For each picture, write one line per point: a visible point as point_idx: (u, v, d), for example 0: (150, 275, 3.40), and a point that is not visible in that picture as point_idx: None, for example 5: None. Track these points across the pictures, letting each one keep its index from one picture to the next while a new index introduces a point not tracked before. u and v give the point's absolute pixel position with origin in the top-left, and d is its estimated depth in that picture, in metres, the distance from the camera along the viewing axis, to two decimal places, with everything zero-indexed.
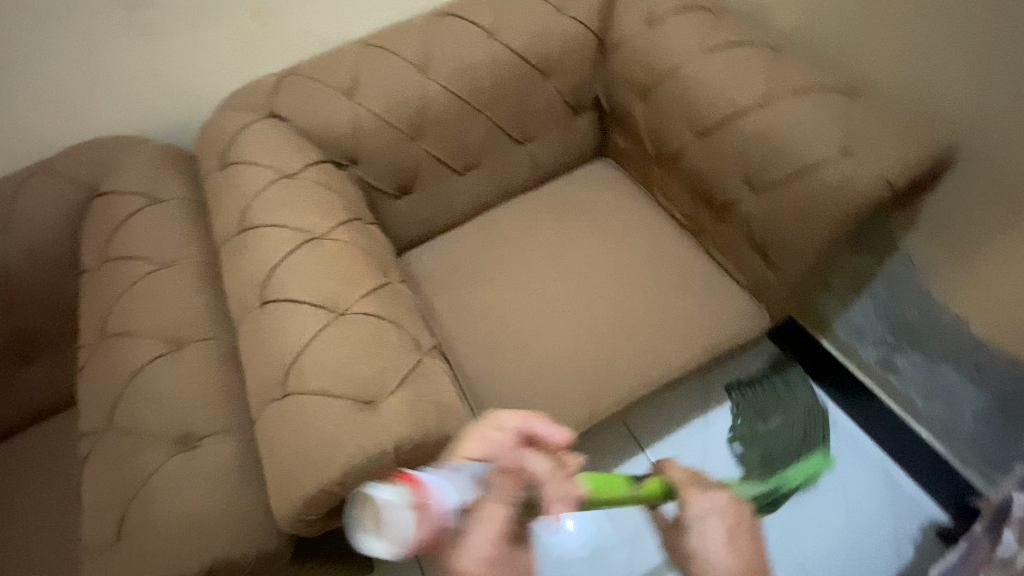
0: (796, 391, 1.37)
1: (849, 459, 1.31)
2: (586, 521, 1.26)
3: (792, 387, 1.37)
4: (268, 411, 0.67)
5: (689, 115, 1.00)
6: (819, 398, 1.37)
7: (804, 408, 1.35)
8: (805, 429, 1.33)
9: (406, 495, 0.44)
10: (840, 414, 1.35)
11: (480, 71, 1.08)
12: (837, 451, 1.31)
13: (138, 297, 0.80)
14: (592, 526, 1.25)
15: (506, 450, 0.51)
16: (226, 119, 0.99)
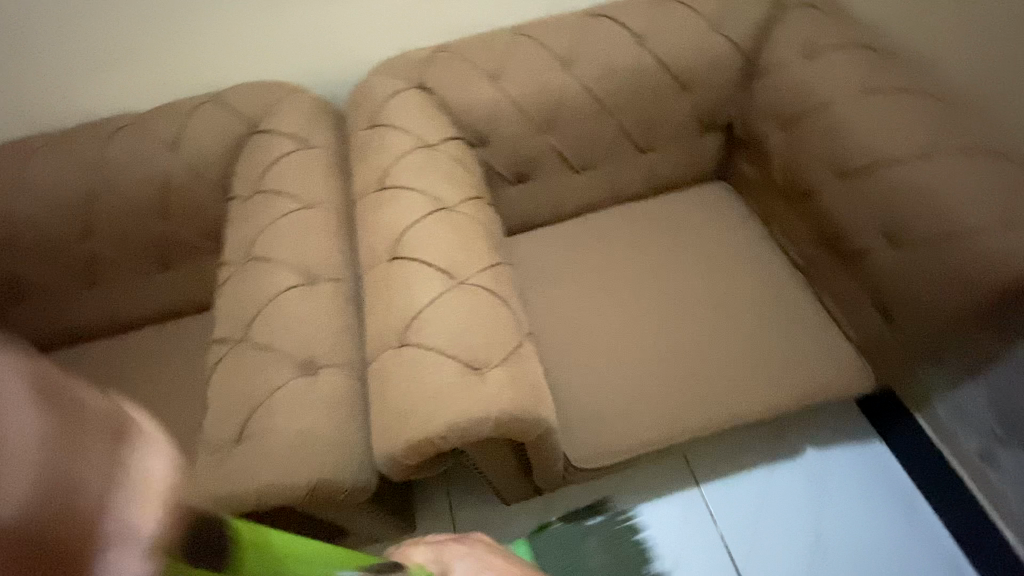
0: (873, 467, 1.30)
1: (918, 545, 1.21)
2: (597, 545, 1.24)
3: (868, 462, 1.31)
4: (385, 356, 0.72)
5: (834, 153, 0.96)
6: (898, 475, 1.29)
7: (878, 488, 1.28)
8: (876, 511, 1.26)
9: None
10: (921, 501, 1.26)
11: (621, 75, 1.09)
12: (906, 534, 1.22)
13: (282, 230, 0.87)
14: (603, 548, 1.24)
15: None
16: (379, 82, 1.06)
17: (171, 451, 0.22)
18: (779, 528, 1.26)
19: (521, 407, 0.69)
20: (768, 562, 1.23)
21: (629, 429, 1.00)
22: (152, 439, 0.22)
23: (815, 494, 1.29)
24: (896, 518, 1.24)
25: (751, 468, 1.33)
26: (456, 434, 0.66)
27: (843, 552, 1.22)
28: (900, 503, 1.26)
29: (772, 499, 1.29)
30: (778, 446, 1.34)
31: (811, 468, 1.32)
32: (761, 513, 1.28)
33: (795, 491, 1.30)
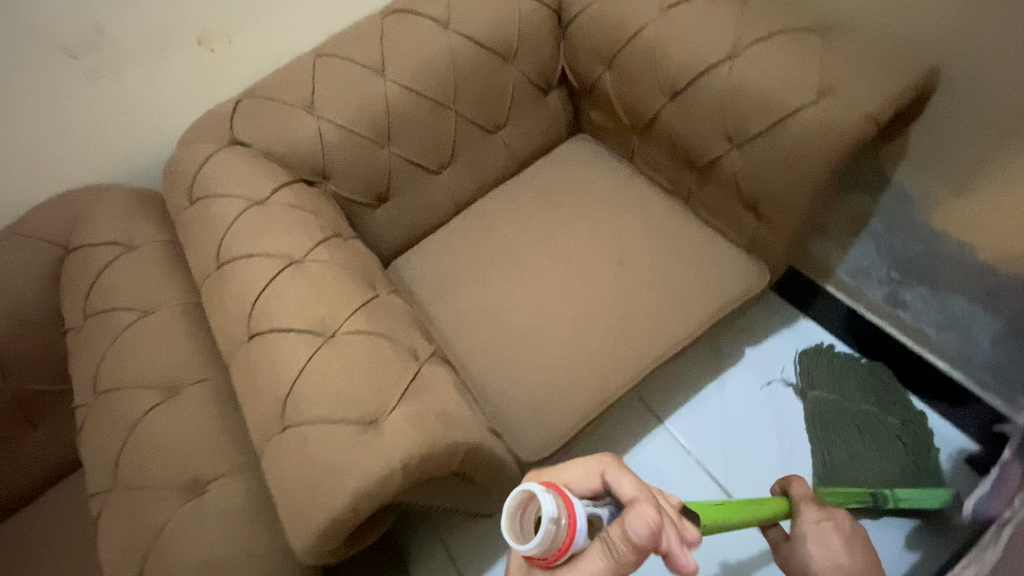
0: (860, 373, 1.27)
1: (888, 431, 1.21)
2: None
3: (852, 368, 1.29)
4: (271, 444, 0.66)
5: (660, 78, 0.97)
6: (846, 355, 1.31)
7: (865, 392, 1.26)
8: (867, 416, 1.23)
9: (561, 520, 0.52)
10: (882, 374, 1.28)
11: (438, 65, 1.04)
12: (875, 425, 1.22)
13: (127, 348, 0.78)
14: None
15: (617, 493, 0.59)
16: (189, 153, 0.97)
17: (631, 478, 0.60)
18: (748, 438, 1.31)
19: (431, 441, 0.65)
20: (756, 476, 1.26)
21: (569, 406, 0.98)
22: (624, 474, 0.60)
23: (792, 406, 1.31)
24: (890, 421, 1.22)
25: (704, 388, 1.38)
26: (370, 499, 0.61)
27: (844, 466, 1.20)
28: (891, 404, 1.23)
29: (748, 418, 1.32)
30: (721, 359, 1.39)
31: (764, 372, 1.36)
32: (733, 429, 1.32)
33: (767, 404, 1.33)
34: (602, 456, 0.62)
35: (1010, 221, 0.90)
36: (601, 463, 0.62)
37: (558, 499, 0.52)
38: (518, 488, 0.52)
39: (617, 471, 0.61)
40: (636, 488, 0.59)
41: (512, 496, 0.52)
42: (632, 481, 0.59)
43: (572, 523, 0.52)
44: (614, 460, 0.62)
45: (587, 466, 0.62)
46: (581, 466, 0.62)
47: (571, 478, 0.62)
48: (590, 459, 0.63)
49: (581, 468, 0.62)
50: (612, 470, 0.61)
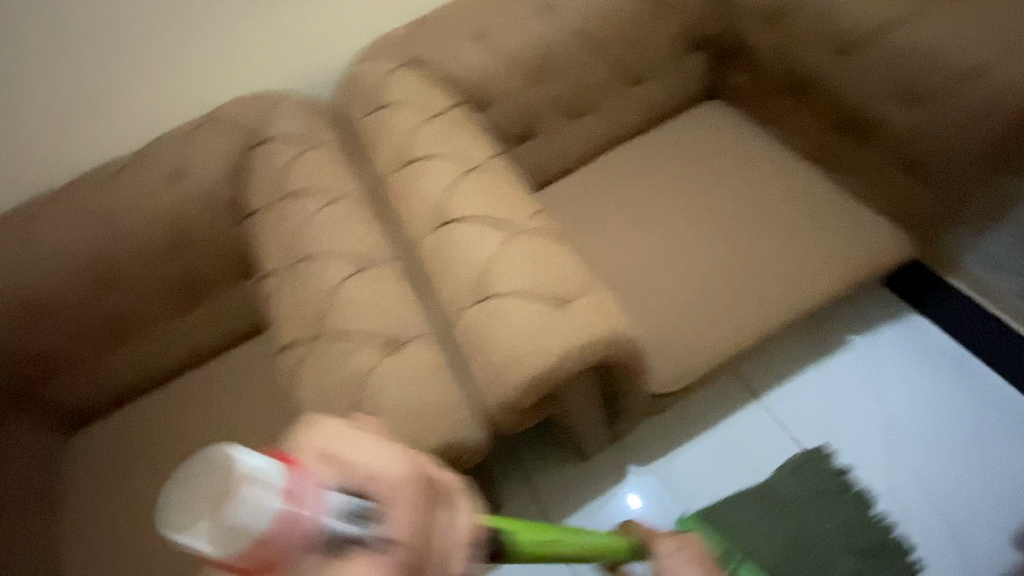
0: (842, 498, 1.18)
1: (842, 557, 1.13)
2: (649, 493, 1.26)
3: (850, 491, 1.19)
4: (469, 312, 0.72)
5: (828, 34, 0.98)
6: (909, 419, 1.26)
7: (849, 522, 1.16)
8: (829, 540, 1.14)
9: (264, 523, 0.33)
10: (1008, 388, 1.25)
11: (603, 8, 1.08)
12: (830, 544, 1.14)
13: (320, 227, 0.85)
14: (652, 498, 1.26)
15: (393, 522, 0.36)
16: (367, 68, 1.04)
17: (411, 532, 0.36)
18: (838, 434, 1.27)
19: (615, 327, 0.70)
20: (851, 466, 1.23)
21: (702, 345, 0.98)
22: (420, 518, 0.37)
23: (907, 419, 1.26)
24: (848, 558, 1.13)
25: (805, 369, 1.34)
26: (567, 365, 0.67)
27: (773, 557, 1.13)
28: (868, 548, 1.14)
29: (852, 414, 1.28)
30: (825, 343, 1.36)
31: (872, 369, 1.32)
32: (833, 419, 1.28)
33: (874, 407, 1.28)
34: (402, 471, 0.37)
35: None
36: (399, 480, 0.37)
37: (272, 502, 0.33)
38: (228, 461, 0.33)
39: (400, 500, 0.37)
40: (411, 550, 0.36)
41: (218, 462, 0.33)
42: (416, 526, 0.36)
43: (278, 541, 0.33)
44: (418, 482, 0.38)
45: (389, 465, 0.38)
46: (384, 463, 0.37)
47: (351, 459, 0.38)
48: (395, 455, 0.38)
49: (377, 461, 0.38)
50: (402, 499, 0.37)
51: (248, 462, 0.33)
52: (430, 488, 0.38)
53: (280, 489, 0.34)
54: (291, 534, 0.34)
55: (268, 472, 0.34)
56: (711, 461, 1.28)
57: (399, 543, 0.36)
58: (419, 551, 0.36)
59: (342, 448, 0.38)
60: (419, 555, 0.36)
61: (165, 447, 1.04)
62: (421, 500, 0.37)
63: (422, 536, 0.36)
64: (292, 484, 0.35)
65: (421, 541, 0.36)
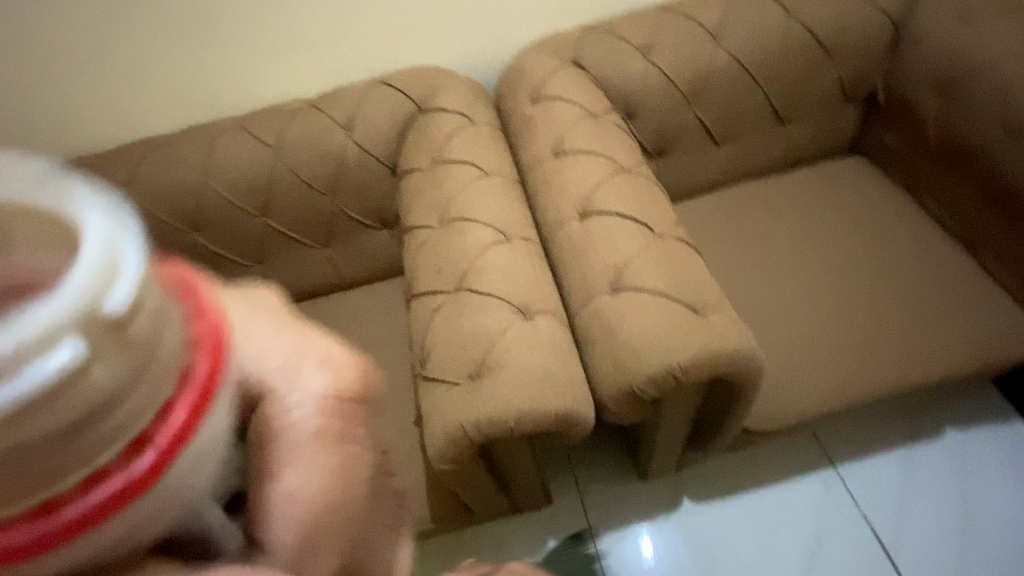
0: None
1: None
2: (675, 536, 1.24)
3: None
4: (601, 300, 0.76)
5: (1001, 110, 0.94)
6: (978, 536, 1.17)
7: None
8: None
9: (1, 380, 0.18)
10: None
11: (769, 46, 1.10)
12: None
13: (471, 194, 0.92)
14: (678, 542, 1.23)
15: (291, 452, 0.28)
16: (535, 61, 1.11)
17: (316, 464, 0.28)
18: (915, 527, 1.20)
19: (742, 347, 0.72)
20: (922, 567, 1.16)
21: (802, 392, 0.97)
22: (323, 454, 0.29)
23: (995, 530, 1.17)
24: None
25: (892, 450, 1.28)
26: (690, 369, 0.70)
27: None
28: None
29: (933, 508, 1.21)
30: (918, 428, 1.29)
31: (967, 470, 1.24)
32: (910, 509, 1.22)
33: (958, 507, 1.21)
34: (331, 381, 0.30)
35: None
36: (312, 402, 0.29)
37: (96, 375, 0.20)
38: (99, 226, 0.21)
39: (316, 445, 0.29)
40: (308, 494, 0.28)
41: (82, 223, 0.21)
42: (329, 483, 0.28)
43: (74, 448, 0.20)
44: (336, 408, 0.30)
45: (288, 359, 0.30)
46: (286, 357, 0.30)
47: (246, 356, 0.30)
48: (324, 360, 0.31)
49: (280, 358, 0.30)
50: (310, 440, 0.29)
51: (110, 285, 0.20)
52: (348, 429, 0.30)
53: (156, 367, 0.22)
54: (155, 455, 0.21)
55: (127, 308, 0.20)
56: (752, 522, 1.24)
57: (292, 502, 0.27)
58: (320, 529, 0.28)
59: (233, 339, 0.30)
60: (321, 533, 0.28)
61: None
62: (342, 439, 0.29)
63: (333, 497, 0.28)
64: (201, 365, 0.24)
65: (341, 519, 0.28)
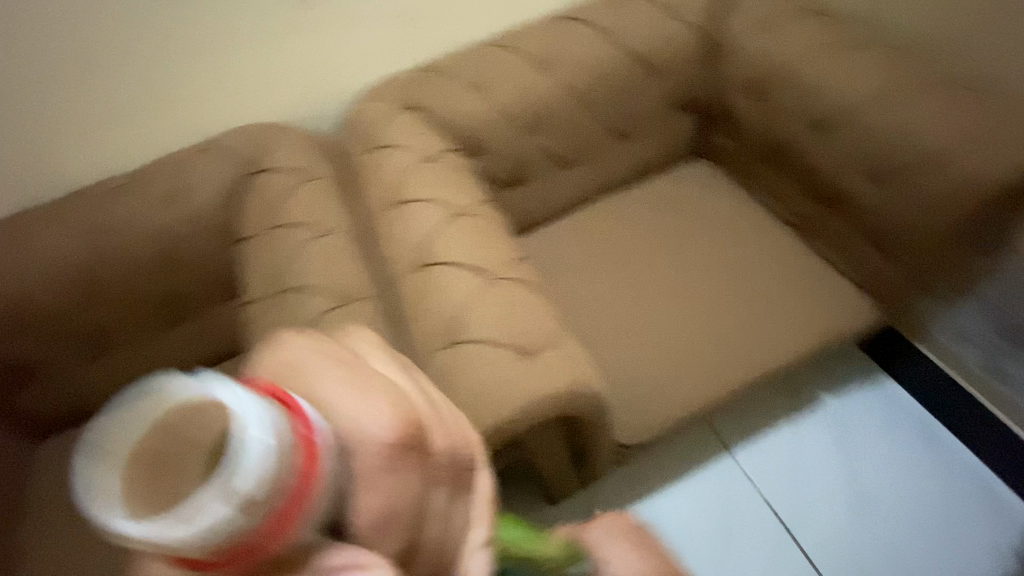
0: None
1: None
2: None
3: None
4: (438, 357, 0.74)
5: (805, 109, 1.03)
6: (863, 497, 1.26)
7: None
8: None
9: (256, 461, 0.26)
10: (966, 453, 1.28)
11: (596, 70, 1.14)
12: None
13: (306, 259, 0.89)
14: None
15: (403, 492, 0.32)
16: (369, 107, 1.09)
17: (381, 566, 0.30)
18: (808, 500, 1.27)
19: (578, 380, 0.73)
20: (820, 536, 1.24)
21: (670, 399, 1.01)
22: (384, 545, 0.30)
23: (874, 479, 1.28)
24: None
25: (778, 429, 1.35)
26: (528, 415, 0.70)
27: None
28: None
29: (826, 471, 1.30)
30: (797, 401, 1.37)
31: (845, 433, 1.33)
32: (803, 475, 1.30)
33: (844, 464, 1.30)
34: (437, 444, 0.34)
35: None
36: (373, 445, 0.32)
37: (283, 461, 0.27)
38: (249, 406, 0.27)
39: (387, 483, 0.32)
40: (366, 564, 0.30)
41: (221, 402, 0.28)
42: (394, 505, 0.31)
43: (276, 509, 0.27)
44: (395, 451, 0.32)
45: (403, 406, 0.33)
46: (363, 411, 0.32)
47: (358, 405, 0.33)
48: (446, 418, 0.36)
49: (362, 412, 0.32)
50: (377, 472, 0.31)
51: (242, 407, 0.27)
52: (407, 457, 0.32)
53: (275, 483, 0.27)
54: (264, 534, 0.27)
55: (257, 475, 0.26)
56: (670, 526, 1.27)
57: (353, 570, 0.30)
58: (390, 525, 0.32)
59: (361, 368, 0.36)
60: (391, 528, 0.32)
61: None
62: (406, 469, 0.32)
63: (389, 517, 0.31)
64: (297, 464, 0.28)
65: (404, 532, 0.32)
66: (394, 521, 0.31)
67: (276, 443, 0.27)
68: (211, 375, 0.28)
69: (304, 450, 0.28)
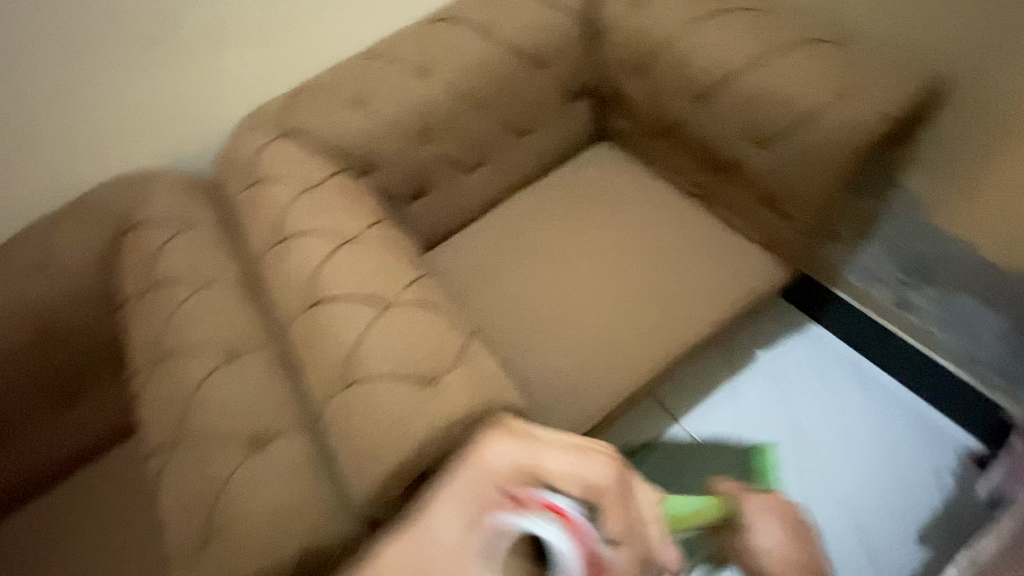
0: None
1: None
2: None
3: None
4: (337, 402, 0.72)
5: (685, 83, 1.04)
6: (807, 445, 1.28)
7: None
8: None
9: (558, 527, 0.49)
10: (904, 390, 1.28)
11: (479, 69, 1.11)
12: None
13: (191, 316, 0.84)
14: None
15: (610, 497, 0.55)
16: (245, 141, 1.03)
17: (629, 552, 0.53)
18: (755, 457, 1.28)
19: (487, 401, 0.69)
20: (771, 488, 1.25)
21: (599, 390, 1.01)
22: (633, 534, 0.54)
23: (819, 436, 1.28)
24: None
25: (717, 391, 1.36)
26: (433, 448, 0.66)
27: None
28: None
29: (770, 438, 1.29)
30: (734, 362, 1.39)
31: (781, 384, 1.34)
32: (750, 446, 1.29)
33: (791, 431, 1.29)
34: (605, 477, 0.55)
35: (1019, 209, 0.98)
36: (593, 487, 0.55)
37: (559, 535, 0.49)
38: (538, 520, 0.49)
39: (619, 503, 0.55)
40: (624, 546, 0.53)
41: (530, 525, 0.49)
42: (616, 520, 0.54)
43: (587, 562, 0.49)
44: (608, 492, 0.55)
45: (592, 471, 0.56)
46: (580, 466, 0.56)
47: (569, 469, 0.56)
48: (594, 458, 0.57)
49: (577, 470, 0.55)
50: (607, 501, 0.54)
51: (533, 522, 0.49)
52: (616, 493, 0.55)
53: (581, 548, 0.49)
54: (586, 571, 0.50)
55: (560, 543, 0.48)
56: None
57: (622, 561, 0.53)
58: (631, 526, 0.55)
59: (547, 457, 0.57)
60: (629, 528, 0.54)
61: (56, 561, 0.96)
62: (612, 495, 0.55)
63: (630, 537, 0.54)
64: (579, 538, 0.49)
65: (627, 534, 0.54)
66: (630, 527, 0.54)
67: (554, 523, 0.49)
68: (525, 513, 0.50)
69: (580, 538, 0.49)
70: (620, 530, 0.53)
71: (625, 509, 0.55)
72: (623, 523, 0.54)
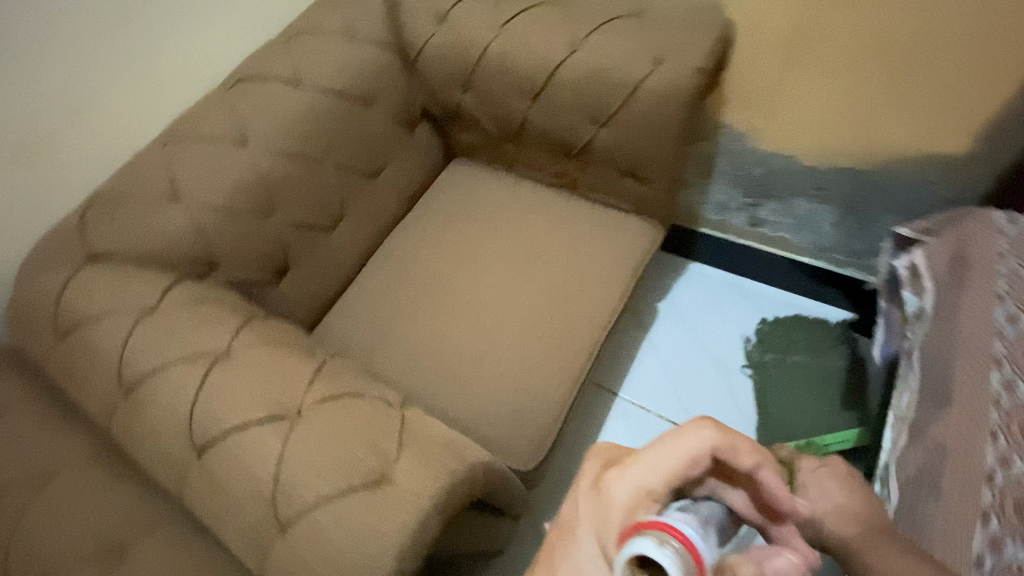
0: None
1: None
2: None
3: None
4: (280, 546, 0.61)
5: (517, 85, 1.05)
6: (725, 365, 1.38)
7: None
8: None
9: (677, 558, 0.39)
10: (778, 291, 1.44)
11: (302, 123, 1.00)
12: None
13: (50, 523, 0.67)
14: None
15: (732, 452, 0.50)
16: (38, 285, 0.82)
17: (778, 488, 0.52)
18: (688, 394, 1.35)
19: (451, 473, 0.62)
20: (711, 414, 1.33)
21: (545, 402, 0.98)
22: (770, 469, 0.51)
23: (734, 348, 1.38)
24: None
25: (638, 351, 1.42)
26: (412, 551, 0.58)
27: None
28: None
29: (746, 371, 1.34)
30: (644, 320, 1.46)
31: (687, 322, 1.44)
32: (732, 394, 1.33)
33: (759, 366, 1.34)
34: (708, 438, 0.49)
35: (815, 116, 1.12)
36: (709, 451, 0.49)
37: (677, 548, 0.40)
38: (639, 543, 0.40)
39: (739, 449, 0.50)
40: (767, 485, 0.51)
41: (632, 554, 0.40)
42: (752, 464, 0.50)
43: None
44: (726, 446, 0.49)
45: (691, 446, 0.48)
46: (684, 448, 0.48)
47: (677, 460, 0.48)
48: (695, 430, 0.49)
49: (682, 453, 0.48)
50: (730, 456, 0.50)
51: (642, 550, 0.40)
52: (732, 435, 0.50)
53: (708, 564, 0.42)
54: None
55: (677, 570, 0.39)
56: None
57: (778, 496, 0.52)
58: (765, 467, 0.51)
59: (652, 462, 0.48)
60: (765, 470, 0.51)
61: None
62: (733, 443, 0.50)
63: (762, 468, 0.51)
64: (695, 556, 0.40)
65: (769, 473, 0.51)
66: (764, 470, 0.51)
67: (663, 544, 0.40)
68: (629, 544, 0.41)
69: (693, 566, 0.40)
70: (763, 476, 0.51)
71: (749, 453, 0.50)
72: (760, 467, 0.51)
